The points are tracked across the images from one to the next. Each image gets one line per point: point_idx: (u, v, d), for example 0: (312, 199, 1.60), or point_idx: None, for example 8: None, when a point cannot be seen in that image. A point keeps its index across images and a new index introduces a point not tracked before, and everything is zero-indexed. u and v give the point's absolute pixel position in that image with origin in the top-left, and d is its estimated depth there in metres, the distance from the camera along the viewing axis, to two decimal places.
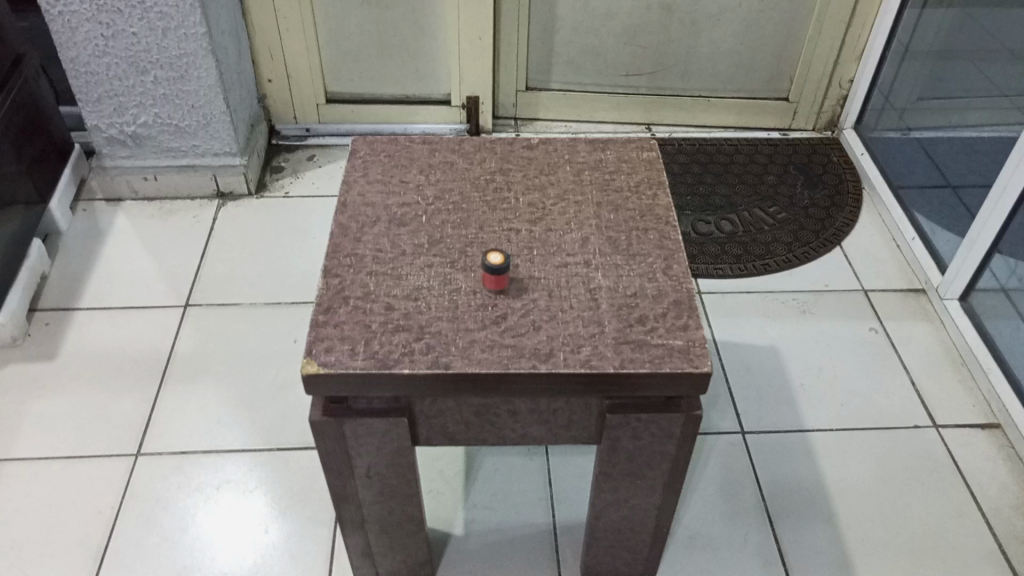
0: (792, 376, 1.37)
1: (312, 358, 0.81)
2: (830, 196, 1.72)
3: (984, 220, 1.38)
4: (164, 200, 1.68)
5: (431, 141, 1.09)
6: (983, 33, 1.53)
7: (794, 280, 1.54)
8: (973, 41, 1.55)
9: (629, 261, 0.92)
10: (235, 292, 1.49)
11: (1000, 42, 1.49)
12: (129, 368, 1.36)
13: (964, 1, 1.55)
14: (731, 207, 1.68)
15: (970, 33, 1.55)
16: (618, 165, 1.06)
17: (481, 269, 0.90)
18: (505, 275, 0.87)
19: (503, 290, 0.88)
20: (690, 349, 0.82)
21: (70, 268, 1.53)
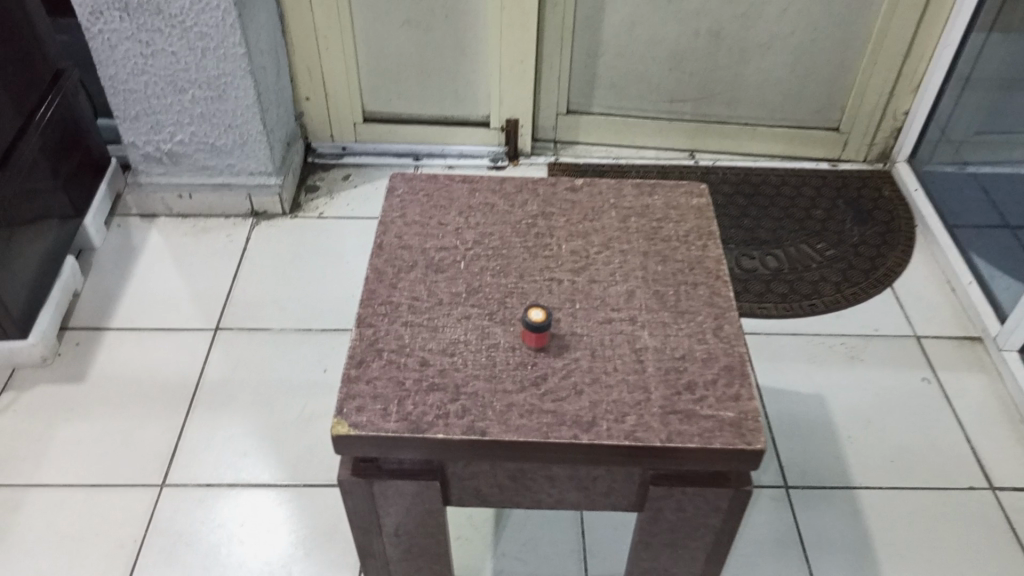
0: (838, 427, 1.31)
1: (342, 418, 0.78)
2: (881, 234, 1.65)
3: None
4: (197, 218, 1.66)
5: (472, 180, 1.05)
6: None
7: (842, 323, 1.48)
8: None
9: (677, 319, 0.88)
10: (266, 316, 1.46)
11: None
12: (156, 394, 1.34)
13: None
14: (777, 242, 1.62)
15: None
16: (666, 211, 1.01)
17: (521, 324, 0.85)
18: (547, 332, 0.83)
19: (544, 348, 0.84)
20: (742, 423, 0.78)
21: (102, 285, 1.52)
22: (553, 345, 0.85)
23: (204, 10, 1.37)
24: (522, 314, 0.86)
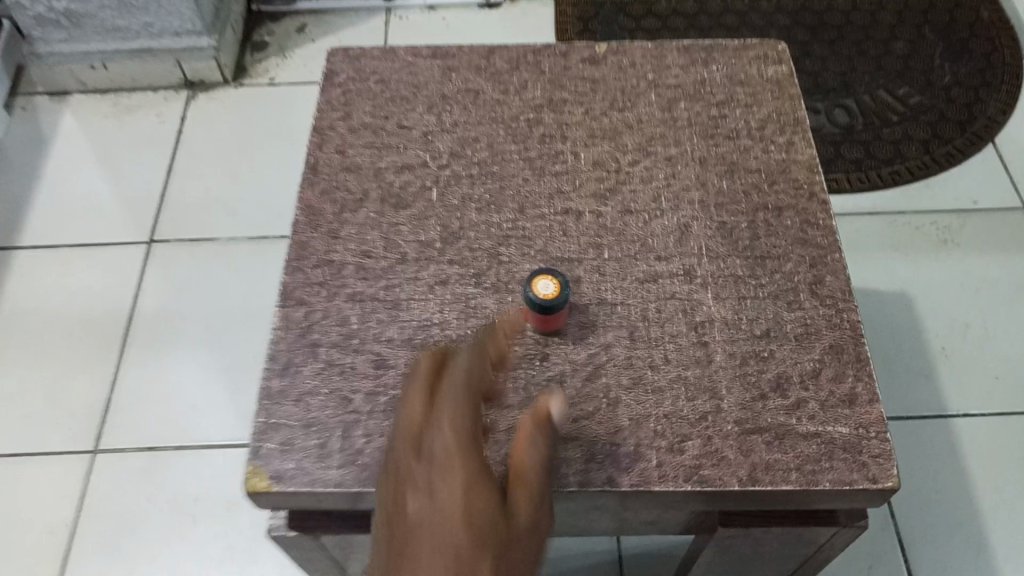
0: (930, 338, 1.04)
1: (260, 464, 0.52)
2: (980, 70, 1.30)
3: None
4: (120, 93, 1.33)
5: (445, 54, 0.73)
6: None
7: (932, 196, 1.17)
8: None
9: (755, 271, 0.59)
10: (211, 223, 1.18)
11: None
12: (83, 331, 1.08)
13: None
14: (848, 88, 1.28)
15: None
16: (729, 90, 0.69)
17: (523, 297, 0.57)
18: (559, 313, 0.55)
19: (559, 329, 0.57)
20: (862, 445, 0.51)
21: (9, 189, 1.22)
22: (573, 321, 0.57)
23: None
24: (525, 279, 0.58)
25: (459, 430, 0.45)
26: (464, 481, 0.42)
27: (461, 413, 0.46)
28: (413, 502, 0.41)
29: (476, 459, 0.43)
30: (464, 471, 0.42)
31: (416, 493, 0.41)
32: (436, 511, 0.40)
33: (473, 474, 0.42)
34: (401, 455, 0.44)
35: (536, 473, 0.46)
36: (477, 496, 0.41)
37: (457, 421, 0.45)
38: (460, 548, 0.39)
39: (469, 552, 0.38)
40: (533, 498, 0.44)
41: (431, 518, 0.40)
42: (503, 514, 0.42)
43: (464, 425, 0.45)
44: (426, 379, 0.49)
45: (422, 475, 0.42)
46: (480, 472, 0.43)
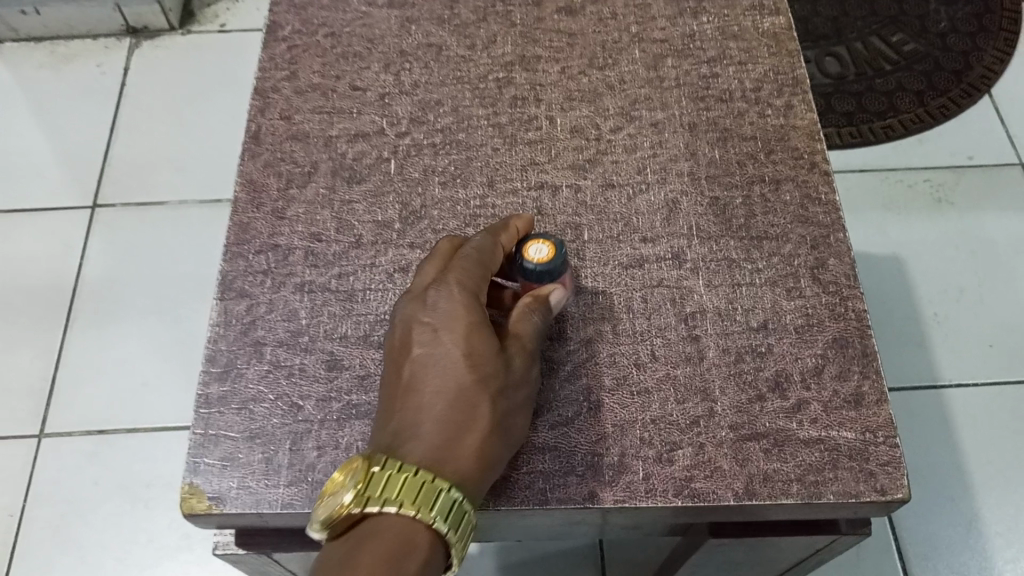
0: (922, 303, 1.00)
1: (198, 484, 0.46)
2: (977, 15, 1.23)
3: None
4: (56, 41, 1.23)
5: (403, 3, 0.65)
6: None
7: (926, 151, 1.11)
8: None
9: (751, 253, 0.53)
10: (159, 184, 1.09)
11: None
12: (22, 305, 1.00)
13: None
14: (839, 35, 1.21)
15: None
16: (721, 45, 0.62)
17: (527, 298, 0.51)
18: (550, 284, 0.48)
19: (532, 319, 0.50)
20: (870, 452, 0.46)
21: None
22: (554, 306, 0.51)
23: None
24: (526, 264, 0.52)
25: (471, 288, 0.46)
26: (470, 340, 0.44)
27: (472, 271, 0.47)
28: (420, 355, 0.44)
29: (482, 326, 0.45)
30: (468, 331, 0.44)
31: (422, 351, 0.44)
32: (440, 372, 0.43)
33: (479, 335, 0.44)
34: (416, 302, 0.46)
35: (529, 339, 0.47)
36: (479, 357, 0.44)
37: (470, 278, 0.47)
38: (457, 407, 0.42)
39: (467, 412, 0.42)
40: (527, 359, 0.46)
41: (437, 375, 0.43)
42: (503, 378, 0.44)
43: (475, 284, 0.47)
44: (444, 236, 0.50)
45: (431, 329, 0.45)
46: (486, 332, 0.45)
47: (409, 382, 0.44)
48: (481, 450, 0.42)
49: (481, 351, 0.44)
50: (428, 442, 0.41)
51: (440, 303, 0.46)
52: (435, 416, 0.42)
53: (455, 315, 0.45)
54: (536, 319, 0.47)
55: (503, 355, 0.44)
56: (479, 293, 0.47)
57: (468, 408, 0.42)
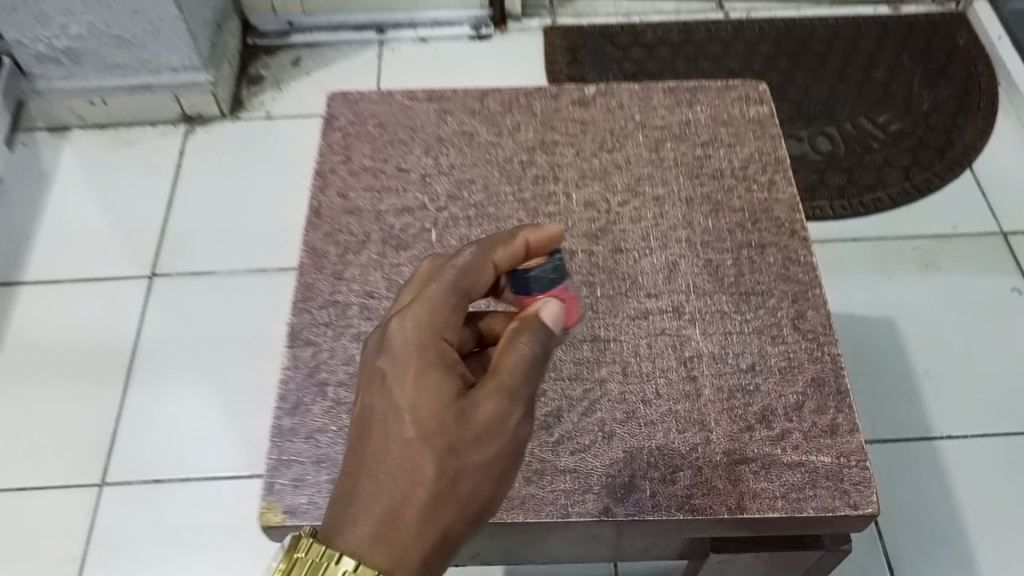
0: (913, 359, 1.07)
1: (273, 501, 0.54)
2: (957, 97, 1.34)
3: None
4: (119, 127, 1.36)
5: (440, 97, 0.76)
6: None
7: (913, 220, 1.20)
8: None
9: (741, 306, 0.62)
10: (210, 255, 1.20)
11: None
12: (86, 365, 1.10)
13: None
14: (829, 116, 1.32)
15: None
16: (713, 131, 0.73)
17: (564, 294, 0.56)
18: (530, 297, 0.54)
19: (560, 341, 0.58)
20: (844, 474, 0.54)
21: (11, 224, 1.25)
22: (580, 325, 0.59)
23: None
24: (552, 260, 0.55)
25: (419, 343, 0.48)
26: (412, 407, 0.45)
27: (424, 327, 0.48)
28: (371, 418, 0.46)
29: (435, 387, 0.46)
30: (413, 397, 0.46)
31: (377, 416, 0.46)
32: (385, 443, 0.45)
33: (423, 400, 0.46)
34: (370, 360, 0.49)
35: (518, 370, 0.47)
36: (421, 425, 0.45)
37: (418, 332, 0.48)
38: (399, 480, 0.44)
39: (410, 484, 0.44)
40: (502, 402, 0.46)
41: (384, 442, 0.45)
42: (453, 441, 0.45)
43: (426, 338, 0.48)
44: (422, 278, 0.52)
45: (378, 391, 0.47)
46: (432, 394, 0.46)
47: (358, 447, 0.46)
48: (425, 524, 0.43)
49: (425, 417, 0.45)
50: (366, 516, 0.43)
51: (390, 365, 0.48)
52: (377, 491, 0.44)
53: (401, 380, 0.47)
54: (525, 349, 0.48)
55: (454, 416, 0.45)
56: (432, 346, 0.48)
57: (411, 479, 0.44)
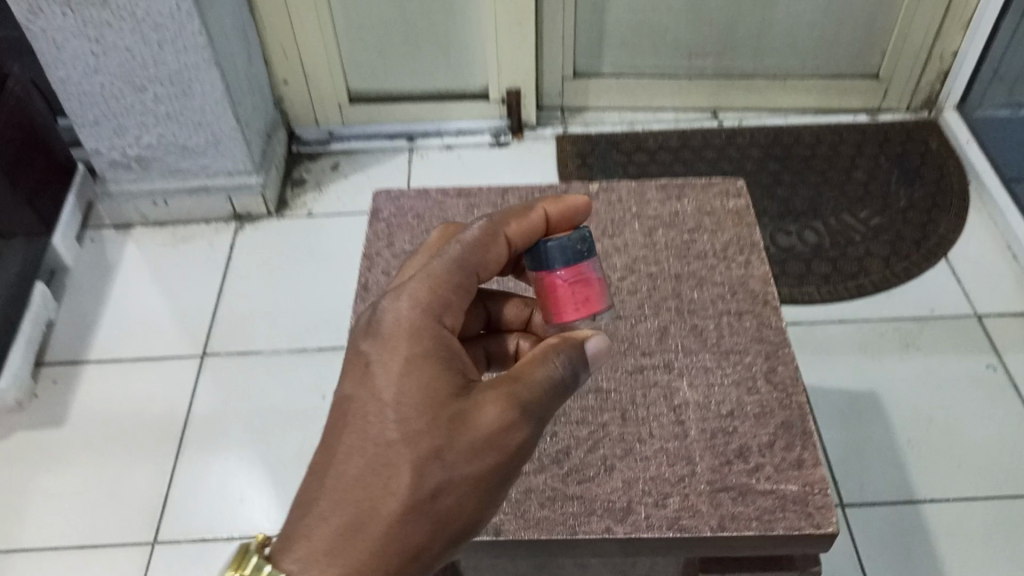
0: (897, 429, 1.16)
1: None
2: (932, 194, 1.48)
3: None
4: (176, 225, 1.52)
5: (468, 193, 0.91)
6: None
7: (894, 304, 1.32)
8: None
9: (722, 363, 0.73)
10: (256, 336, 1.33)
11: None
12: (143, 434, 1.21)
13: None
14: (815, 212, 1.46)
15: None
16: (698, 220, 0.86)
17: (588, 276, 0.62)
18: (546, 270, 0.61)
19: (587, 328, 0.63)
20: (809, 498, 0.64)
21: (79, 309, 1.39)
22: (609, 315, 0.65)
23: None
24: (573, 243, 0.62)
25: (416, 340, 0.55)
26: (396, 416, 0.53)
27: (423, 326, 0.56)
28: (353, 413, 0.54)
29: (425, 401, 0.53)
30: (398, 404, 0.53)
31: (369, 418, 0.53)
32: (364, 446, 0.53)
33: (410, 408, 0.53)
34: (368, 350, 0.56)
35: (540, 383, 0.55)
36: (403, 434, 0.52)
37: (415, 328, 0.56)
38: (372, 486, 0.52)
39: (385, 492, 0.51)
40: (508, 409, 0.53)
41: (369, 447, 0.53)
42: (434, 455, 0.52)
43: (425, 339, 0.55)
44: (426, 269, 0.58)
45: (367, 389, 0.54)
46: (417, 406, 0.53)
47: (338, 444, 0.54)
48: (391, 533, 0.51)
49: (407, 428, 0.52)
50: (332, 523, 0.51)
51: (381, 361, 0.55)
52: (348, 498, 0.52)
53: (391, 381, 0.54)
54: (542, 374, 0.55)
55: (440, 427, 0.52)
56: (430, 351, 0.55)
57: (385, 487, 0.52)
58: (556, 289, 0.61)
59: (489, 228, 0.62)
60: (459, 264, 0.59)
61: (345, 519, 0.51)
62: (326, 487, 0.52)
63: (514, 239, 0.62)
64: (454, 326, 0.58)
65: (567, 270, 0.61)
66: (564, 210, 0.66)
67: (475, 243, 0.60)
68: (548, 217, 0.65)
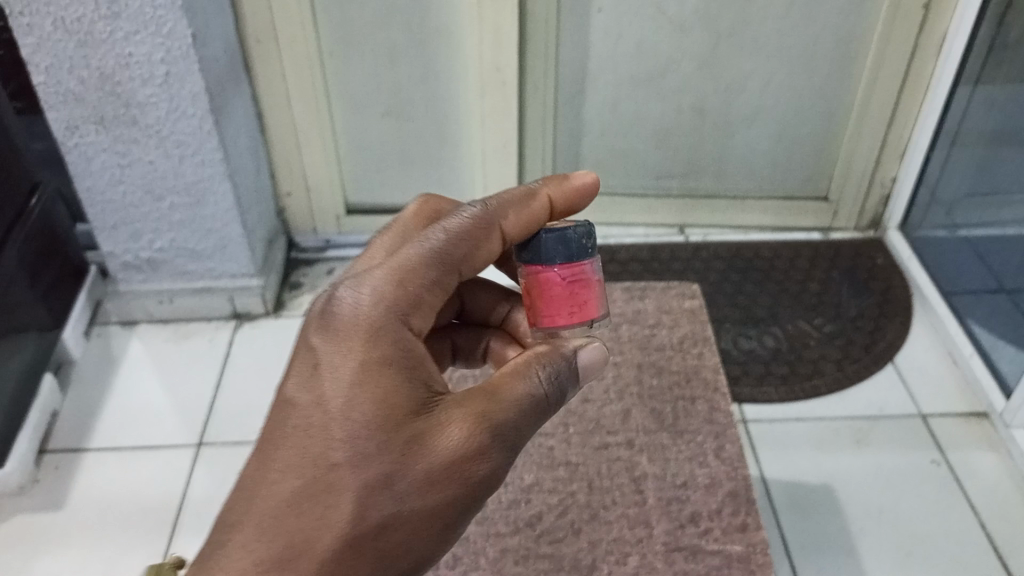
0: (850, 519, 1.25)
1: None
2: (879, 304, 1.61)
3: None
4: (179, 323, 1.62)
5: None
6: None
7: (847, 403, 1.42)
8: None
9: (676, 442, 0.92)
10: (251, 427, 1.41)
11: None
12: (139, 518, 1.27)
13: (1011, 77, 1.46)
14: (774, 318, 1.58)
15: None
16: None
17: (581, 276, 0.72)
18: (543, 266, 0.71)
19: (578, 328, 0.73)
20: (750, 556, 0.79)
21: (82, 401, 1.47)
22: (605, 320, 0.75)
23: (180, 119, 1.36)
24: (566, 241, 0.71)
25: (376, 355, 0.62)
26: (352, 440, 0.60)
27: (387, 341, 0.62)
28: (308, 434, 0.61)
29: (381, 418, 0.60)
30: (353, 427, 0.60)
31: (327, 429, 0.61)
32: (320, 457, 0.60)
33: (364, 433, 0.60)
34: (331, 358, 0.62)
35: (491, 414, 0.63)
36: (356, 460, 0.60)
37: (378, 342, 0.62)
38: (324, 505, 0.59)
39: (335, 501, 0.59)
40: (466, 439, 0.62)
41: (323, 458, 0.60)
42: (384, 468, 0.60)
43: (386, 353, 0.62)
44: (396, 271, 0.64)
45: (323, 402, 0.61)
46: (372, 431, 0.60)
47: (293, 460, 0.61)
48: (342, 553, 0.59)
49: (361, 453, 0.60)
50: (283, 529, 0.59)
51: (340, 378, 0.61)
52: (299, 516, 0.59)
53: (351, 400, 0.61)
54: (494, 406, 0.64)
55: (394, 446, 0.60)
56: (389, 365, 0.62)
57: (337, 508, 0.59)
58: (554, 280, 0.71)
59: (476, 220, 0.68)
60: (444, 261, 0.66)
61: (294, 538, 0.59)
62: (277, 503, 0.60)
63: (509, 231, 0.70)
64: (421, 329, 0.66)
65: (566, 265, 0.71)
66: (568, 194, 0.75)
67: (466, 236, 0.67)
68: (544, 205, 0.72)
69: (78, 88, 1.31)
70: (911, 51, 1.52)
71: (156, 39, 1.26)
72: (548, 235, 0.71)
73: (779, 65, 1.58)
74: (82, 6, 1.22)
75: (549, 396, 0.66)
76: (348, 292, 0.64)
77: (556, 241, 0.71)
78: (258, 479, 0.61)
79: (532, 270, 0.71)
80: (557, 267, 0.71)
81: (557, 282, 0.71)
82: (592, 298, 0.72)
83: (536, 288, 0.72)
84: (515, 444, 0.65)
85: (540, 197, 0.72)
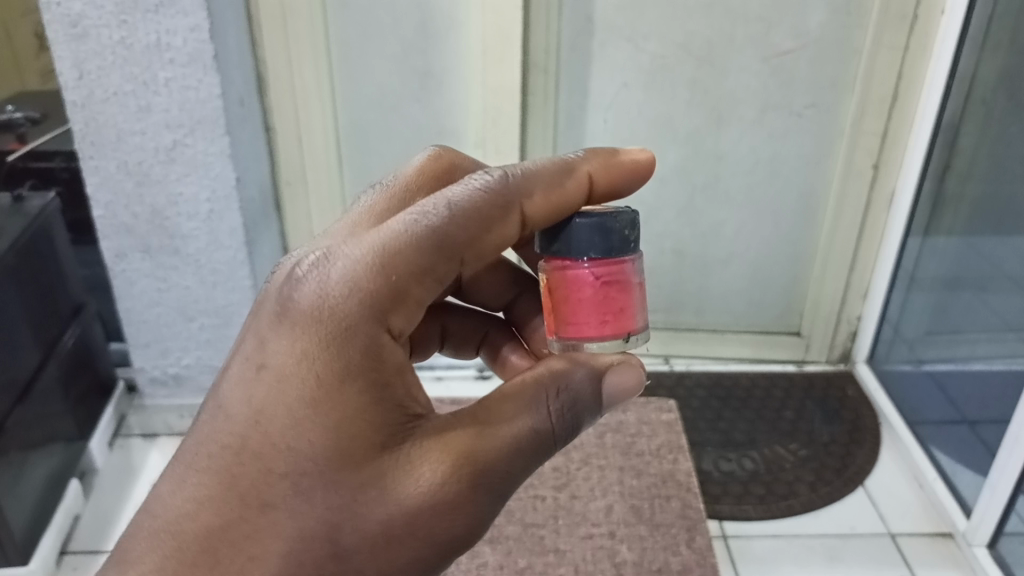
0: None
1: None
2: (848, 432, 1.74)
3: (992, 482, 1.38)
4: None
5: None
6: (984, 262, 1.56)
7: (819, 523, 1.52)
8: (977, 269, 1.58)
9: (653, 531, 1.19)
10: None
11: (999, 269, 1.51)
12: None
13: (963, 231, 1.61)
14: (752, 443, 1.70)
15: (974, 262, 1.59)
16: None
17: (615, 276, 0.76)
18: (574, 261, 0.76)
19: (605, 329, 0.77)
20: None
21: (102, 508, 1.57)
22: (639, 334, 0.79)
23: (217, 250, 1.53)
24: (601, 238, 0.75)
25: (336, 373, 0.66)
26: (300, 470, 0.66)
27: (356, 352, 0.67)
28: (258, 457, 0.67)
29: (338, 449, 0.66)
30: (303, 462, 0.66)
31: (281, 452, 0.66)
32: (264, 484, 0.66)
33: (314, 466, 0.65)
34: (292, 370, 0.67)
35: (464, 459, 0.69)
36: (298, 492, 0.66)
37: (347, 354, 0.67)
38: (256, 534, 0.66)
39: (272, 533, 0.66)
40: (434, 481, 0.68)
41: (267, 486, 0.66)
42: (335, 501, 0.66)
43: (356, 372, 0.67)
44: (378, 265, 0.68)
45: (271, 423, 0.67)
46: (324, 468, 0.66)
47: (231, 479, 0.67)
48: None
49: (304, 486, 0.66)
50: (209, 556, 0.66)
51: (296, 397, 0.66)
52: (228, 544, 0.66)
53: (304, 425, 0.66)
54: (468, 451, 0.69)
55: (346, 481, 0.66)
56: (352, 388, 0.66)
57: (267, 541, 0.66)
58: (585, 273, 0.75)
59: (477, 209, 0.71)
60: (440, 248, 0.69)
61: (222, 565, 0.66)
62: (207, 526, 0.67)
63: (526, 212, 0.74)
64: (400, 325, 0.70)
65: (599, 261, 0.75)
66: (612, 170, 0.81)
67: (468, 222, 0.71)
68: (580, 185, 0.78)
69: (130, 222, 1.49)
70: (864, 207, 1.73)
71: (203, 181, 1.45)
72: (586, 232, 0.75)
73: (747, 214, 1.78)
74: (144, 152, 1.42)
75: (527, 439, 0.72)
76: (327, 282, 0.68)
77: (591, 237, 0.75)
78: (196, 491, 0.68)
79: (567, 262, 0.76)
80: (591, 262, 0.76)
81: (587, 284, 0.75)
82: (623, 300, 0.77)
83: (568, 280, 0.76)
84: (493, 485, 0.71)
85: (569, 184, 0.77)
